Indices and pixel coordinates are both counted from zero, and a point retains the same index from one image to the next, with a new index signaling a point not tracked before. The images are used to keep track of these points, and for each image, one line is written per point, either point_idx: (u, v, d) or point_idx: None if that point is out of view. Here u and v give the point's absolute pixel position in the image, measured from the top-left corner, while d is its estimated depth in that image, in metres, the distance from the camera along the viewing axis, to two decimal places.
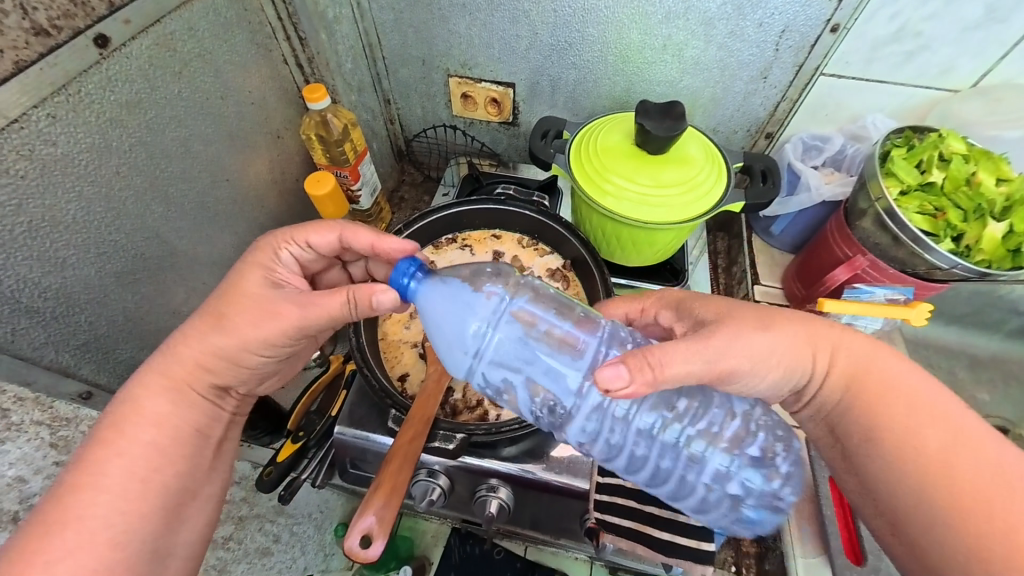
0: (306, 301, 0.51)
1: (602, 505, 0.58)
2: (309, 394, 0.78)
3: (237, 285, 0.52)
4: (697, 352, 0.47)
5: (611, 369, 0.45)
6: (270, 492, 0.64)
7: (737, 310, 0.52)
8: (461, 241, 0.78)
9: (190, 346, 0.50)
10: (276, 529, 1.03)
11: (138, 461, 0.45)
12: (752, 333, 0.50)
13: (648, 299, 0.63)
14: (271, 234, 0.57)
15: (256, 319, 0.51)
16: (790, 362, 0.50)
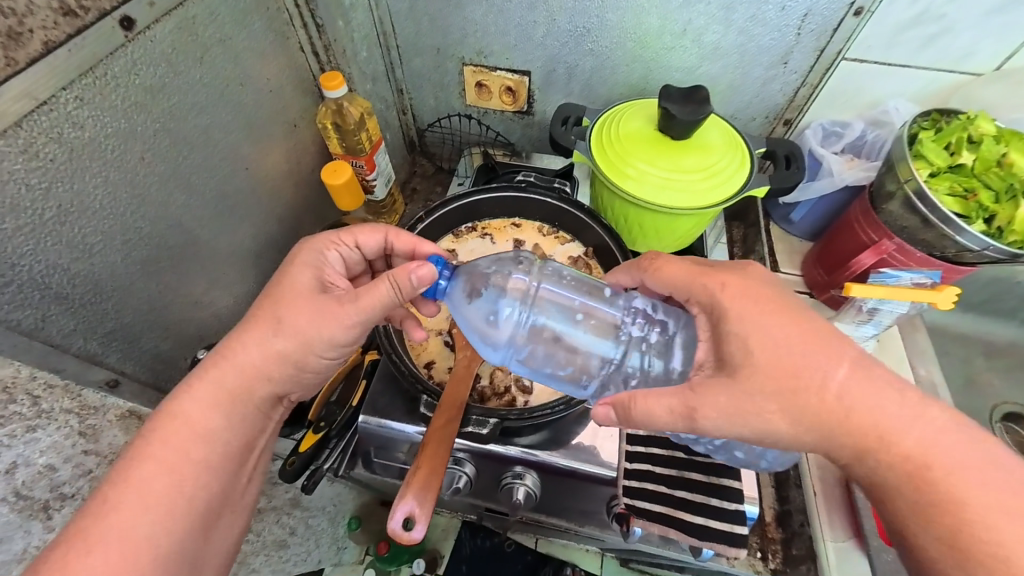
0: (356, 295, 0.51)
1: (631, 491, 0.58)
2: (330, 384, 0.78)
3: (289, 286, 0.52)
4: (685, 415, 0.46)
5: (602, 411, 0.51)
6: (291, 481, 0.67)
7: (757, 353, 0.45)
8: (481, 230, 0.78)
9: (243, 353, 0.49)
10: (293, 522, 1.03)
11: (183, 478, 0.45)
12: (765, 388, 0.44)
13: (694, 290, 0.52)
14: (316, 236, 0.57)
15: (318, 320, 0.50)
16: (825, 425, 0.43)
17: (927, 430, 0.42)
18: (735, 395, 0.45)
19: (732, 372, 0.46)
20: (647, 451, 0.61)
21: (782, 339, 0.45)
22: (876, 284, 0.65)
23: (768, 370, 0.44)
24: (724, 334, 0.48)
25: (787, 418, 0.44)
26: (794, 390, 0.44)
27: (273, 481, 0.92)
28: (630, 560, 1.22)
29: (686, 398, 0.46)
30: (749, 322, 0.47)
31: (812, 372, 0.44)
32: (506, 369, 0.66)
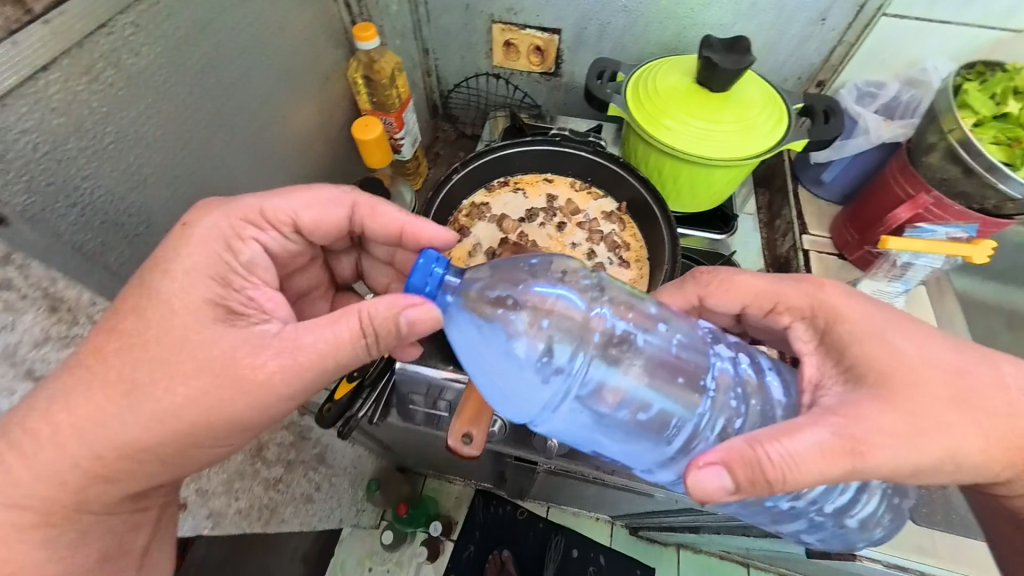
0: (317, 329, 0.46)
1: None
2: None
3: (175, 314, 0.43)
4: (849, 452, 0.43)
5: (716, 477, 0.43)
6: (326, 426, 0.71)
7: (918, 368, 0.46)
8: (513, 184, 0.76)
9: (71, 460, 0.41)
10: (318, 478, 1.05)
11: None
12: (937, 406, 0.45)
13: (788, 297, 0.56)
14: (242, 214, 0.50)
15: (206, 382, 0.42)
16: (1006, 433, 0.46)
17: None
18: (909, 411, 0.45)
19: (893, 394, 0.45)
20: None
21: (932, 351, 0.48)
22: (913, 237, 0.65)
23: (941, 390, 0.46)
24: (859, 342, 0.49)
25: (963, 434, 0.45)
26: (971, 400, 0.46)
27: (302, 435, 0.94)
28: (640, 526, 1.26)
29: (839, 429, 0.44)
30: (887, 332, 0.49)
31: (980, 383, 0.47)
32: None
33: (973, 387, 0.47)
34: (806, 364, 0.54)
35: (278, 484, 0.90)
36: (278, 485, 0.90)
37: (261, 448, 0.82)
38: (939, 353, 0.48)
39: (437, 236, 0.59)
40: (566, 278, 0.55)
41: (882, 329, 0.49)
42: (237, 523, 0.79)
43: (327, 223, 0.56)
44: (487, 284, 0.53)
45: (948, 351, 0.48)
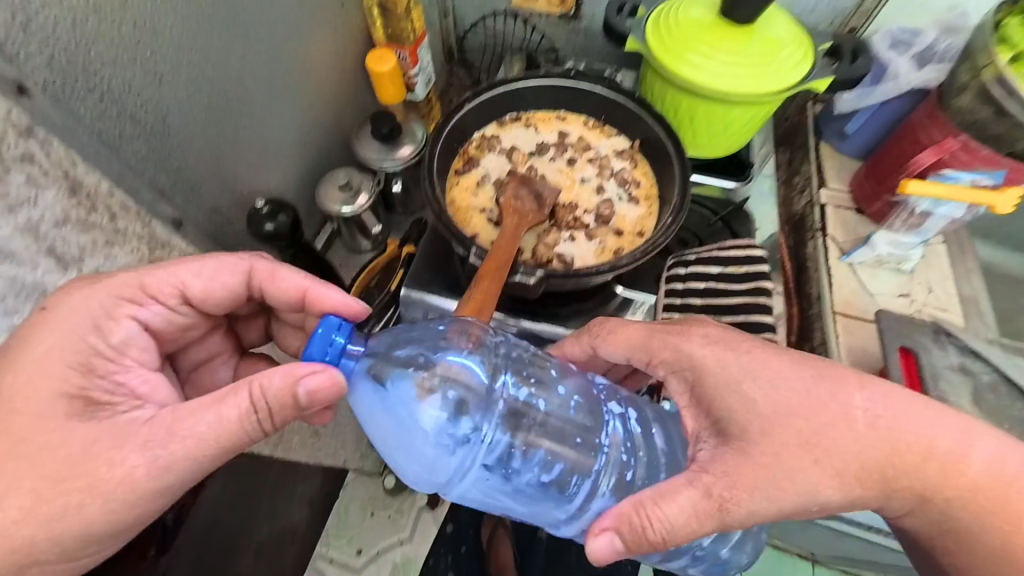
0: (191, 414, 0.41)
1: None
2: (368, 271, 0.82)
3: (18, 406, 0.40)
4: (715, 514, 0.44)
5: (604, 542, 0.46)
6: None
7: (772, 418, 0.46)
8: (525, 120, 0.75)
9: None
10: None
11: None
12: (791, 456, 0.45)
13: (661, 351, 0.53)
14: (106, 286, 0.45)
15: (45, 493, 0.39)
16: (877, 460, 0.46)
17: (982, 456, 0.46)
18: (761, 469, 0.45)
19: (754, 449, 0.45)
20: None
21: (789, 381, 0.47)
22: (937, 182, 0.62)
23: (793, 432, 0.45)
24: (722, 394, 0.48)
25: (820, 481, 0.45)
26: (829, 441, 0.46)
27: None
28: None
29: (706, 490, 0.44)
30: (746, 380, 0.48)
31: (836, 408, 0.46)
32: (550, 245, 0.62)
33: (831, 428, 0.46)
34: (684, 417, 0.52)
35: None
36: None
37: None
38: (793, 386, 0.47)
39: (338, 303, 0.54)
40: (476, 346, 0.52)
41: (740, 371, 0.48)
42: None
43: (221, 290, 0.51)
44: (384, 347, 0.49)
45: (806, 382, 0.47)
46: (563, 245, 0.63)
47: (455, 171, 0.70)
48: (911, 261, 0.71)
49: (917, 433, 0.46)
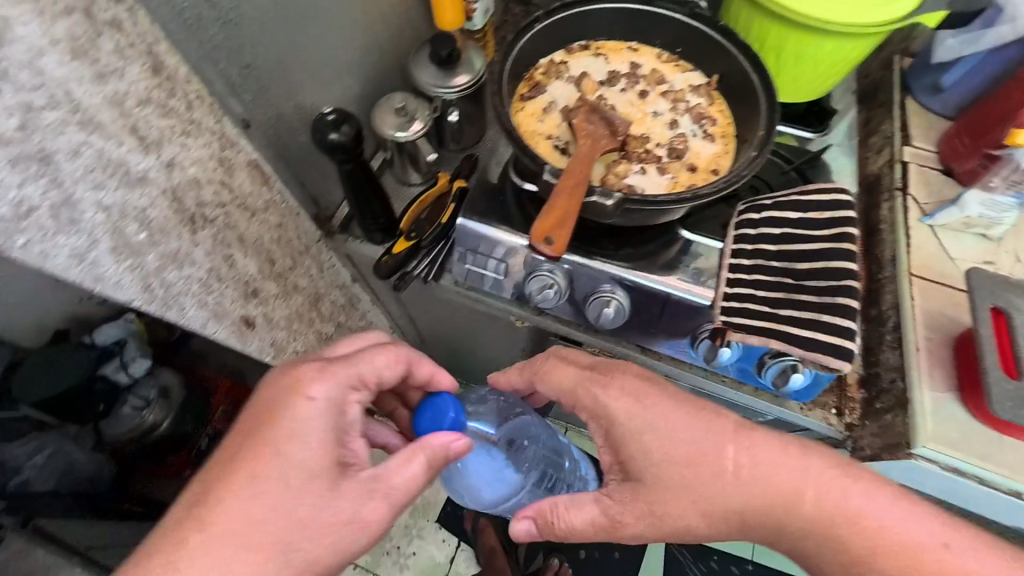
0: (391, 486, 0.49)
1: (728, 309, 0.57)
2: (418, 202, 0.79)
3: (299, 465, 0.46)
4: (608, 528, 0.55)
5: (522, 526, 0.58)
6: (384, 278, 0.75)
7: (663, 463, 0.51)
8: (594, 49, 0.71)
9: None
10: None
11: None
12: (671, 497, 0.51)
13: (579, 400, 0.57)
14: (335, 376, 0.50)
15: (328, 536, 0.46)
16: (750, 499, 0.49)
17: (864, 498, 0.47)
18: (642, 500, 0.52)
19: (644, 484, 0.52)
20: (751, 278, 0.58)
21: (680, 428, 0.52)
22: None
23: (669, 473, 0.51)
24: (625, 438, 0.53)
25: (694, 516, 0.50)
26: (704, 483, 0.50)
27: (352, 302, 0.98)
28: None
29: (605, 508, 0.54)
30: (645, 432, 0.52)
31: (714, 456, 0.50)
32: (620, 176, 0.59)
33: (710, 473, 0.50)
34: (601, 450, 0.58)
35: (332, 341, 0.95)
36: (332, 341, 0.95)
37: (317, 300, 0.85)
38: (680, 432, 0.52)
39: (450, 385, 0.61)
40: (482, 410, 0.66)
41: (637, 418, 0.53)
42: None
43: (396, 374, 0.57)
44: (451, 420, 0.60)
45: (688, 424, 0.52)
46: (634, 178, 0.59)
47: (520, 96, 0.66)
48: (1002, 224, 0.66)
49: (789, 478, 0.48)
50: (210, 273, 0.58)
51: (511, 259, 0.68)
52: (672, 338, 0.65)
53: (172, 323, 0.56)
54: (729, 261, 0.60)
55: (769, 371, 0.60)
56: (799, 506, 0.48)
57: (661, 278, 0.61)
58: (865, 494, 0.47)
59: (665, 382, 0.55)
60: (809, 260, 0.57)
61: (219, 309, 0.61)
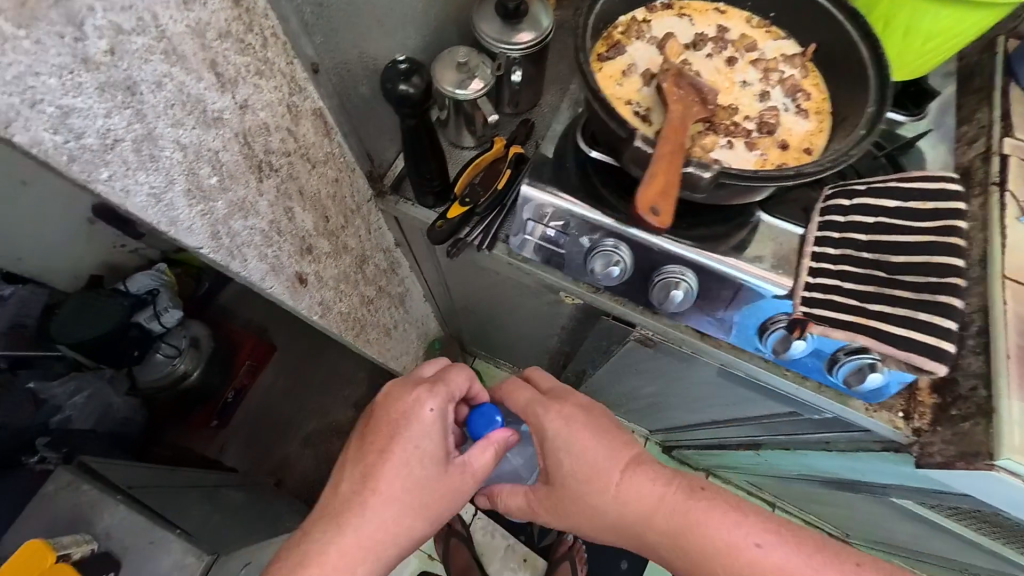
0: (478, 468, 0.70)
1: (810, 299, 0.54)
2: (472, 167, 0.77)
3: (430, 451, 0.65)
4: (532, 506, 0.79)
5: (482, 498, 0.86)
6: (439, 242, 0.74)
7: (569, 476, 0.72)
8: (678, 9, 0.65)
9: (381, 540, 0.62)
10: (397, 318, 1.12)
11: None
12: (570, 498, 0.73)
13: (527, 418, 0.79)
14: (441, 393, 0.68)
15: (449, 497, 0.66)
16: (619, 509, 0.69)
17: (704, 512, 0.65)
18: (552, 497, 0.75)
19: (555, 487, 0.74)
20: (837, 269, 0.55)
21: (591, 452, 0.71)
22: None
23: (574, 483, 0.71)
24: (550, 453, 0.74)
25: (584, 513, 0.72)
26: (591, 494, 0.71)
27: (393, 267, 0.97)
28: (684, 433, 1.28)
29: (532, 497, 0.78)
30: (562, 451, 0.73)
31: (603, 477, 0.70)
32: (707, 149, 0.54)
33: (600, 488, 0.70)
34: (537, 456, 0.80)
35: (372, 304, 0.94)
36: (373, 303, 0.94)
37: (362, 261, 0.83)
38: (581, 454, 0.72)
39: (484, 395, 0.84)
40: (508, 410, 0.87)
41: (564, 437, 0.73)
42: (337, 323, 0.82)
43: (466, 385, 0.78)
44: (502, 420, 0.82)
45: (592, 448, 0.72)
46: (720, 153, 0.55)
47: (598, 56, 0.61)
48: None
49: (649, 496, 0.68)
50: (271, 226, 0.56)
51: (575, 231, 0.65)
52: (739, 325, 0.63)
53: (234, 275, 0.55)
54: (813, 250, 0.56)
55: (843, 368, 0.57)
56: (656, 521, 0.67)
57: (734, 262, 0.57)
58: (705, 510, 0.65)
59: (592, 406, 0.76)
60: (905, 253, 0.54)
61: (277, 263, 0.60)
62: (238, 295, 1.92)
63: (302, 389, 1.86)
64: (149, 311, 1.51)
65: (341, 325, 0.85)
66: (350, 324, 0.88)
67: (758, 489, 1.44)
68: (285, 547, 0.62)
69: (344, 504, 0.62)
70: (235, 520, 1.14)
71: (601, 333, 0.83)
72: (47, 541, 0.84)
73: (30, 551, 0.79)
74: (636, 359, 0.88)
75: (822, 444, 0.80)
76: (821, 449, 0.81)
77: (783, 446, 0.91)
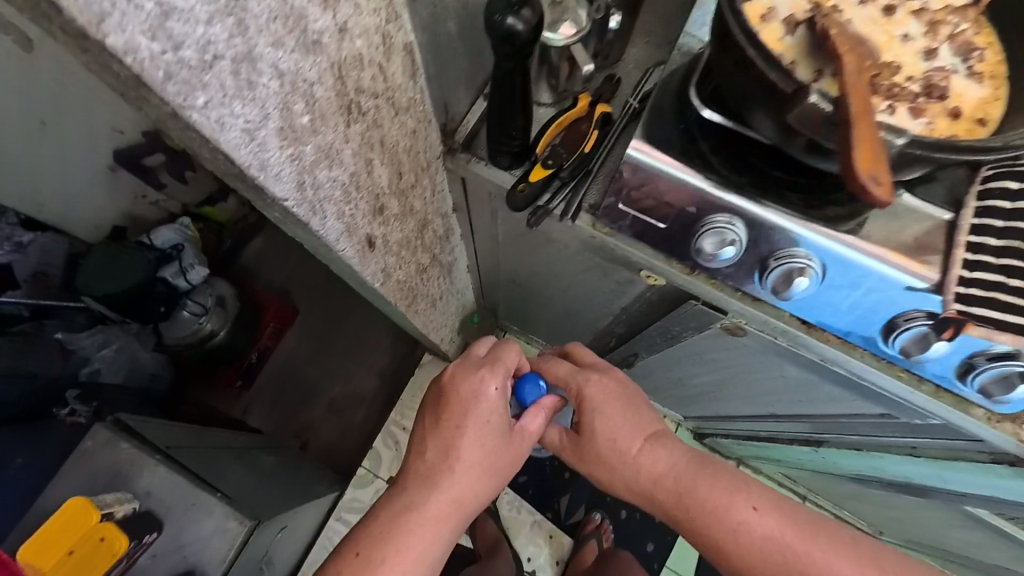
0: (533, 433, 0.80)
1: (968, 298, 0.49)
2: (556, 126, 0.67)
3: (499, 423, 0.75)
4: (560, 455, 0.90)
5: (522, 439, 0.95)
6: (518, 209, 0.68)
7: (599, 437, 0.80)
8: None
9: (465, 499, 0.72)
10: (443, 289, 1.06)
11: (433, 555, 0.70)
12: (593, 456, 0.81)
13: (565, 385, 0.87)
14: (502, 370, 0.77)
15: (513, 460, 0.77)
16: (636, 472, 0.77)
17: (709, 485, 0.72)
18: (578, 454, 0.84)
19: (583, 446, 0.83)
20: (1002, 264, 0.48)
21: (619, 419, 0.79)
22: None
23: (600, 447, 0.80)
24: (584, 416, 0.82)
25: (604, 469, 0.81)
26: (613, 456, 0.79)
27: (447, 234, 0.90)
28: (727, 424, 1.24)
29: (561, 449, 0.88)
30: (595, 414, 0.81)
31: (625, 442, 0.78)
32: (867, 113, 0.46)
33: (621, 450, 0.78)
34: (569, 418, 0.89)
35: (425, 273, 0.88)
36: (427, 272, 0.88)
37: (424, 225, 0.77)
38: (610, 420, 0.80)
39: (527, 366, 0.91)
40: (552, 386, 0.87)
41: (597, 404, 0.81)
42: (395, 292, 0.77)
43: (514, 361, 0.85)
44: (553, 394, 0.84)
45: (621, 415, 0.80)
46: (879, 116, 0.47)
47: None
48: None
49: (663, 465, 0.75)
50: (352, 179, 0.50)
51: (684, 204, 0.57)
52: (861, 321, 0.57)
53: (313, 233, 0.49)
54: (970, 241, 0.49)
55: (983, 374, 0.53)
56: (667, 485, 0.74)
57: (877, 249, 0.51)
58: (711, 483, 0.72)
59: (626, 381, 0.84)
60: None
61: (352, 222, 0.54)
62: (260, 254, 1.87)
63: (325, 354, 1.83)
64: (175, 266, 1.47)
65: (397, 294, 0.79)
66: (404, 294, 0.83)
67: (791, 481, 1.42)
68: (382, 506, 0.73)
69: (430, 472, 0.73)
70: (268, 484, 1.12)
71: (678, 319, 0.77)
72: (89, 498, 0.81)
73: (74, 508, 0.76)
74: (709, 348, 0.82)
75: (907, 448, 0.76)
76: (905, 453, 0.77)
77: (854, 446, 0.87)
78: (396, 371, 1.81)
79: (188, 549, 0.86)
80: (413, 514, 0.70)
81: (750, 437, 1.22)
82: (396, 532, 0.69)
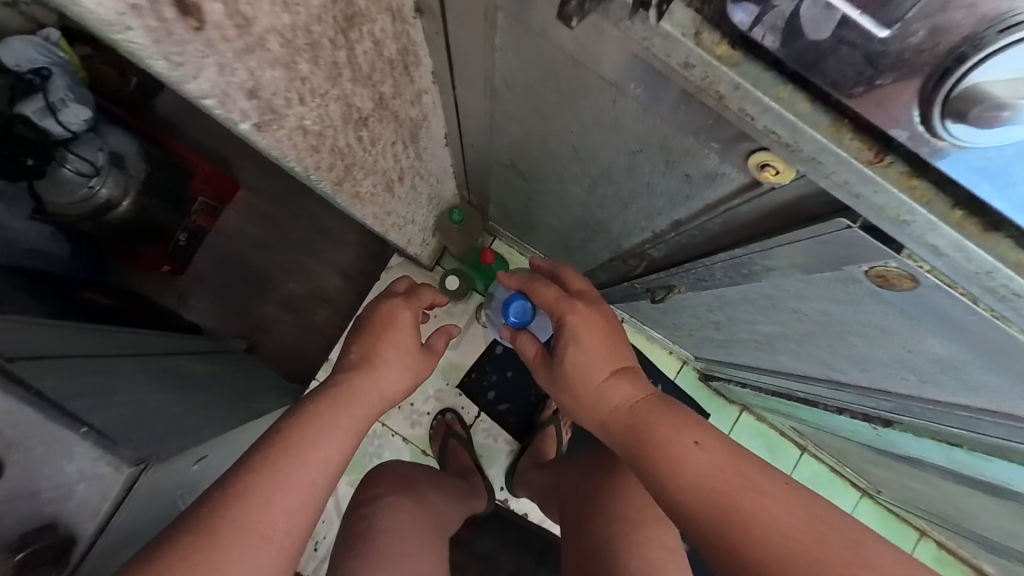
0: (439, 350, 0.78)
1: None
2: None
3: (405, 325, 0.72)
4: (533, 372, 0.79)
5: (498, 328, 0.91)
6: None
7: (574, 363, 0.67)
8: None
9: (377, 382, 0.64)
10: (406, 165, 0.70)
11: (347, 428, 0.58)
12: (560, 382, 0.70)
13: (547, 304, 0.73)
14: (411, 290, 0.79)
15: (423, 369, 0.73)
16: (600, 409, 0.65)
17: (660, 415, 0.59)
18: (549, 378, 0.72)
19: (554, 369, 0.71)
20: None
21: (599, 350, 0.66)
22: None
23: (568, 375, 0.68)
24: (564, 342, 0.68)
25: (568, 397, 0.69)
26: (580, 385, 0.67)
27: (408, 62, 0.52)
28: (750, 374, 1.03)
29: (534, 369, 0.77)
30: (574, 343, 0.67)
31: (594, 374, 0.65)
32: None
33: (590, 381, 0.66)
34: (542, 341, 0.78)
35: (363, 130, 0.52)
36: (364, 130, 0.53)
37: (355, 27, 0.39)
38: (589, 347, 0.66)
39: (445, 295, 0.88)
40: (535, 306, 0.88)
41: (578, 335, 0.68)
42: (284, 141, 0.42)
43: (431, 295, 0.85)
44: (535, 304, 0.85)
45: (602, 346, 0.67)
46: None
47: None
48: None
49: (627, 400, 0.63)
50: None
51: None
52: None
53: None
54: None
55: None
56: (629, 419, 0.61)
57: None
58: (666, 418, 0.58)
59: (614, 320, 0.70)
60: None
61: None
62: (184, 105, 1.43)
63: (276, 244, 1.51)
64: (39, 100, 1.04)
65: (293, 159, 0.46)
66: (316, 157, 0.48)
67: (796, 432, 1.29)
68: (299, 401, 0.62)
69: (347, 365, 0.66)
70: (185, 404, 0.89)
71: (786, 250, 0.46)
72: None
73: None
74: (809, 296, 0.53)
75: None
76: None
77: (946, 436, 0.65)
78: (363, 272, 1.52)
79: (43, 497, 0.64)
80: (325, 392, 0.60)
81: (774, 392, 1.03)
82: (317, 411, 0.57)
